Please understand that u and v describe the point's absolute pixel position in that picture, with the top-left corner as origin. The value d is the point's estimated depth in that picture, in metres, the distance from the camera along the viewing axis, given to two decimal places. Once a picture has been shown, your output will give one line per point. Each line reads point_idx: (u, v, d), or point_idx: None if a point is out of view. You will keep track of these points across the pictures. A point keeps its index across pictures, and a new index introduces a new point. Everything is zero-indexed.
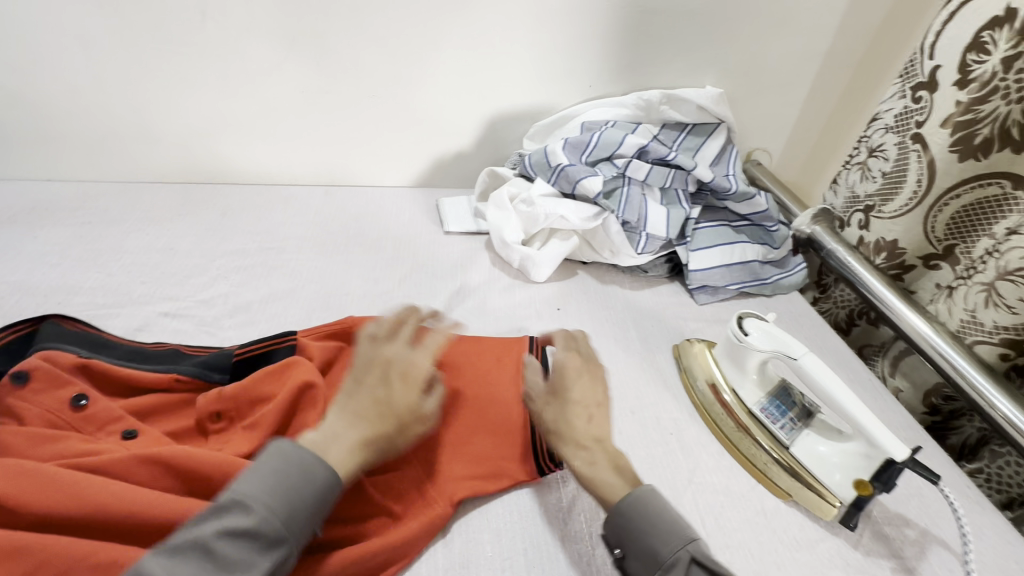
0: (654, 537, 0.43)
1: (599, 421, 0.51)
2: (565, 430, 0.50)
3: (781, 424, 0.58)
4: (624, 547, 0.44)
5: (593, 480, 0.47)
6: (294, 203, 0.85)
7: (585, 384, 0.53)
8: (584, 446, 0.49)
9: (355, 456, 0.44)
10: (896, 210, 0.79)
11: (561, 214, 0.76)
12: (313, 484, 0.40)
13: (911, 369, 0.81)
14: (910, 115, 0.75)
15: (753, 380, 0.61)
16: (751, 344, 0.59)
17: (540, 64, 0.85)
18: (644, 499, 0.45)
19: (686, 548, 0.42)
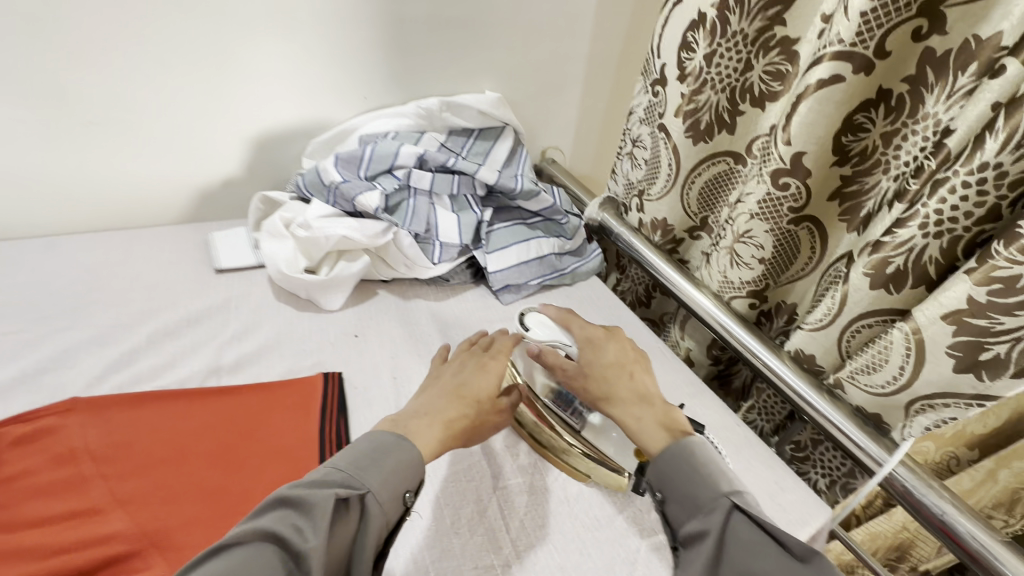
0: (703, 488, 0.47)
1: (640, 376, 0.58)
2: (610, 394, 0.57)
3: (570, 411, 0.62)
4: (665, 490, 0.49)
5: (639, 431, 0.53)
6: (1, 261, 0.68)
7: (612, 353, 0.61)
8: (627, 404, 0.56)
9: (437, 429, 0.50)
10: (659, 192, 0.87)
11: (343, 233, 0.71)
12: (402, 450, 0.46)
13: (694, 329, 0.90)
14: (654, 107, 0.83)
15: (542, 375, 0.65)
16: (536, 340, 0.64)
17: (304, 77, 0.79)
18: (699, 452, 0.49)
19: (726, 495, 0.45)
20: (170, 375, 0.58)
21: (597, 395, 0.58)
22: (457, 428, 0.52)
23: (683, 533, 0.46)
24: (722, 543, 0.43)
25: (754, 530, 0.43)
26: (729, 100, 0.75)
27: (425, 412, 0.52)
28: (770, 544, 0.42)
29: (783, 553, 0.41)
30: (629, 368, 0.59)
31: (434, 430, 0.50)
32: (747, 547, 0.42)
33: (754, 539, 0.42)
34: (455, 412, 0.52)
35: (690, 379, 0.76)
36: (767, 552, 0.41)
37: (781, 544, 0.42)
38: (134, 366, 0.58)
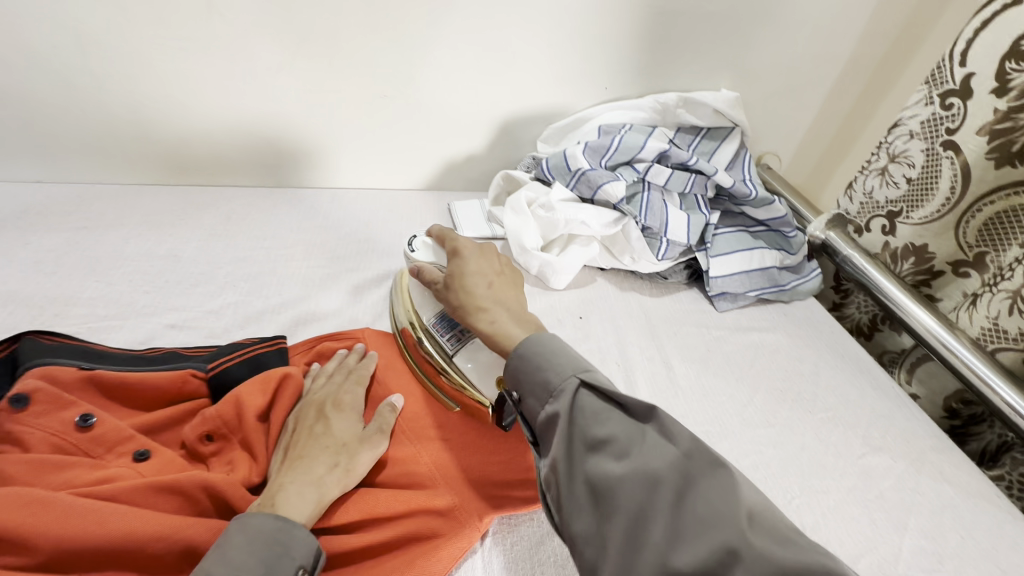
0: (548, 371, 0.45)
1: (500, 287, 0.56)
2: (470, 302, 0.54)
3: (448, 337, 0.57)
4: (520, 390, 0.47)
5: (498, 337, 0.51)
6: (299, 206, 0.81)
7: (480, 259, 0.59)
8: (485, 310, 0.54)
9: (311, 496, 0.43)
10: (925, 216, 0.78)
11: (582, 219, 0.74)
12: (261, 526, 0.38)
13: (929, 375, 0.80)
14: (939, 122, 0.74)
15: (427, 301, 0.60)
16: (417, 258, 0.63)
17: (559, 66, 0.83)
18: (547, 343, 0.48)
19: (574, 374, 0.44)
20: None
21: (458, 303, 0.55)
22: (337, 480, 0.45)
23: (540, 422, 0.44)
24: (571, 423, 0.42)
25: (596, 398, 0.42)
26: None
27: (286, 476, 0.43)
28: (614, 413, 0.41)
29: (624, 415, 0.41)
30: (499, 273, 0.58)
31: (308, 496, 0.43)
32: (593, 415, 0.41)
33: (597, 408, 0.42)
34: (328, 464, 0.45)
35: (935, 431, 0.67)
36: (611, 414, 0.41)
37: (624, 409, 0.42)
38: None
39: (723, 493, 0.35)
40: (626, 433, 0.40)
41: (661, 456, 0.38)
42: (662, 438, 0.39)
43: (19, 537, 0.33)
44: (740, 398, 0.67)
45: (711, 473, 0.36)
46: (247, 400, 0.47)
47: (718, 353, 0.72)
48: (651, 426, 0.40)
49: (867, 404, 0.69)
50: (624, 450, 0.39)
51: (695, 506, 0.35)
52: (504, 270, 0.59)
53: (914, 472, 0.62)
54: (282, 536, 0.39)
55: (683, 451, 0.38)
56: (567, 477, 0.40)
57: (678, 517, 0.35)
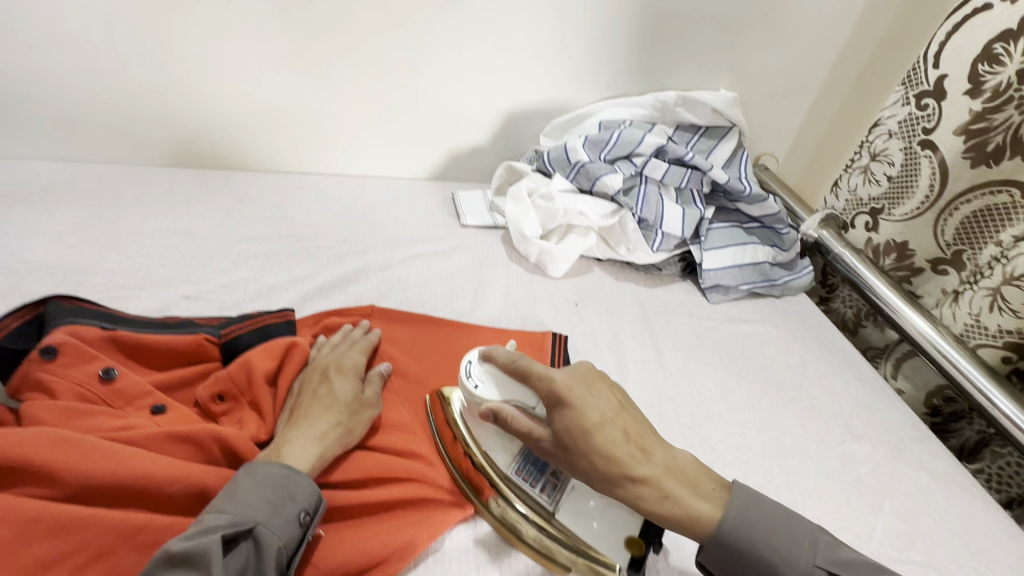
0: (780, 552, 0.42)
1: (637, 433, 0.47)
2: (624, 466, 0.44)
3: (541, 487, 0.47)
4: (737, 573, 0.42)
5: (675, 503, 0.44)
6: (310, 192, 0.84)
7: (596, 401, 0.47)
8: (648, 476, 0.44)
9: (312, 452, 0.45)
10: (906, 213, 0.81)
11: (580, 210, 0.77)
12: (269, 474, 0.41)
13: (914, 370, 0.83)
14: (916, 121, 0.78)
15: (500, 444, 0.48)
16: (484, 398, 0.48)
17: (562, 63, 0.86)
18: (749, 530, 0.43)
19: (814, 557, 0.42)
20: (433, 304, 0.69)
21: (587, 453, 0.44)
22: (338, 438, 0.47)
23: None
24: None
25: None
26: None
27: (292, 431, 0.46)
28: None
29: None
30: (624, 428, 0.46)
31: (312, 450, 0.45)
32: None
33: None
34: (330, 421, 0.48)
35: (915, 422, 0.70)
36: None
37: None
38: (405, 289, 0.70)
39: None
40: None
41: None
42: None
43: (47, 471, 0.36)
44: (727, 384, 0.69)
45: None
46: (255, 363, 0.50)
47: (708, 342, 0.75)
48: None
49: (851, 395, 0.71)
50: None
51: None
52: (622, 404, 0.48)
53: (892, 459, 0.64)
54: (287, 485, 0.41)
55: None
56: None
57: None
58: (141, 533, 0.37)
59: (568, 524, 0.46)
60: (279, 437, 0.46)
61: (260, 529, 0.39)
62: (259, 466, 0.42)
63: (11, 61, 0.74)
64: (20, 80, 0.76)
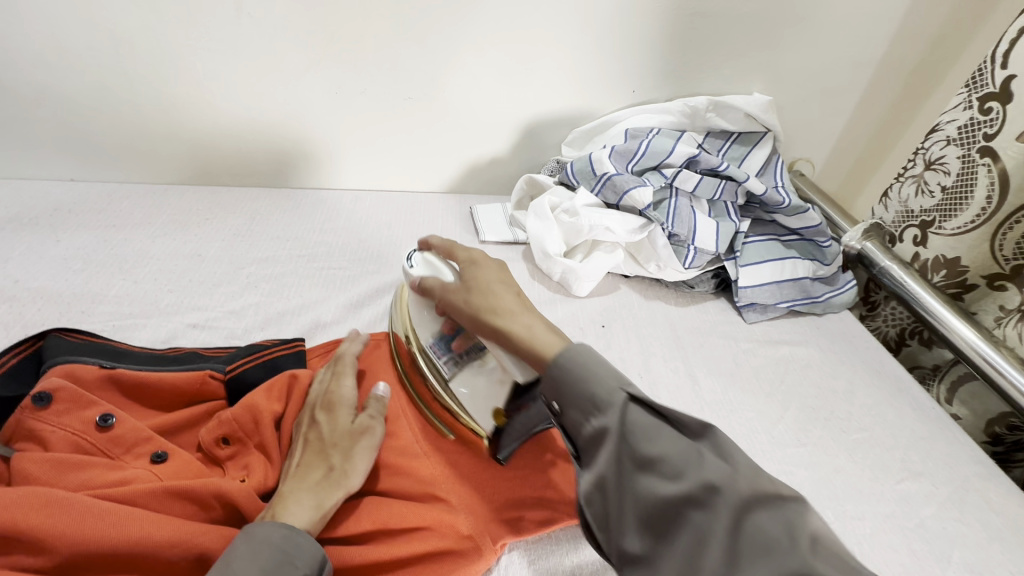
0: (592, 385, 0.40)
1: (525, 298, 0.50)
2: (492, 310, 0.49)
3: (444, 359, 0.53)
4: (560, 400, 0.41)
5: (525, 343, 0.45)
6: (323, 208, 0.81)
7: (490, 266, 0.53)
8: (503, 315, 0.48)
9: (311, 507, 0.42)
10: (958, 226, 0.75)
11: (606, 225, 0.73)
12: (269, 540, 0.37)
13: (971, 395, 0.76)
14: (977, 127, 0.71)
15: (428, 316, 0.55)
16: (419, 276, 0.54)
17: (585, 68, 0.81)
18: (575, 357, 0.42)
19: (622, 388, 0.40)
20: None
21: (477, 307, 0.49)
22: (333, 488, 0.43)
23: (585, 439, 0.40)
24: (624, 438, 0.38)
25: (646, 414, 0.39)
26: None
27: (286, 484, 0.43)
28: (664, 429, 0.38)
29: (676, 434, 0.38)
30: (511, 290, 0.50)
31: (306, 504, 0.42)
32: (643, 431, 0.38)
33: (648, 425, 0.38)
34: (322, 469, 0.44)
35: (980, 457, 0.63)
36: (663, 432, 0.38)
37: (673, 424, 0.38)
38: None
39: (778, 517, 0.33)
40: (681, 451, 0.36)
41: (720, 478, 0.35)
42: (718, 457, 0.36)
43: (36, 539, 0.33)
44: (769, 415, 0.64)
45: (772, 499, 0.34)
46: (256, 406, 0.47)
47: (747, 367, 0.69)
48: (707, 445, 0.37)
49: (907, 426, 0.65)
50: (678, 469, 0.36)
51: (753, 528, 0.33)
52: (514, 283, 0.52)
53: (958, 501, 0.58)
54: (288, 555, 0.37)
55: (738, 468, 0.35)
56: (602, 483, 0.38)
57: (739, 539, 0.33)
58: None
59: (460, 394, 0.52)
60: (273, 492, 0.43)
61: None
62: (256, 525, 0.38)
63: (20, 79, 0.72)
64: (28, 99, 0.74)
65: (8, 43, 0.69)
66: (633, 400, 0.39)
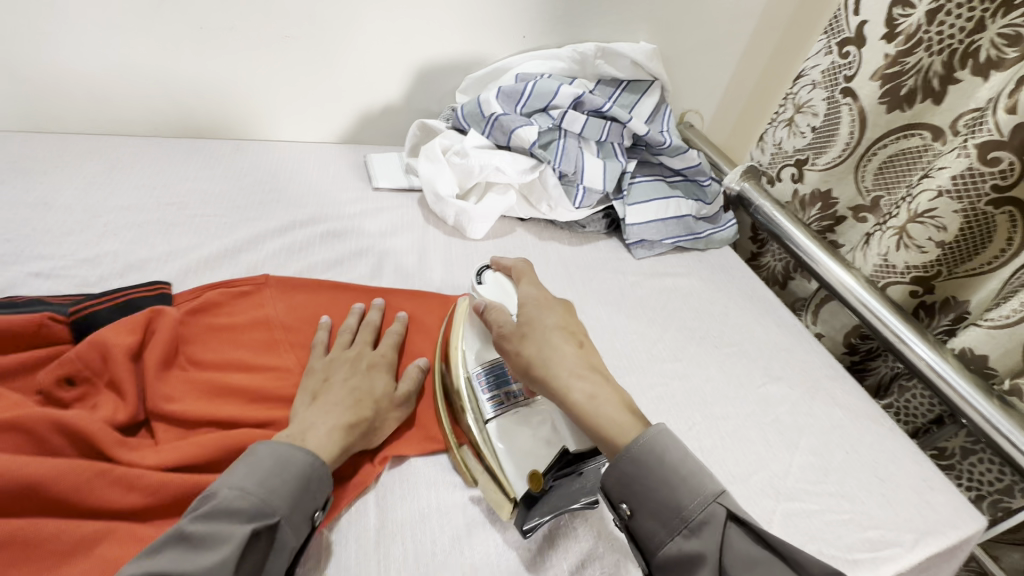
0: (682, 497, 0.39)
1: (586, 351, 0.49)
2: (553, 369, 0.46)
3: (490, 398, 0.48)
4: (633, 502, 0.40)
5: (588, 412, 0.44)
6: (199, 156, 0.75)
7: (562, 313, 0.52)
8: (564, 379, 0.46)
9: (338, 442, 0.42)
10: (829, 162, 0.81)
11: (496, 165, 0.73)
12: (297, 465, 0.39)
13: (832, 314, 0.85)
14: (838, 70, 0.78)
15: (481, 346, 0.51)
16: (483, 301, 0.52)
17: (474, 10, 0.80)
18: (655, 443, 0.41)
19: (718, 501, 0.39)
20: (338, 270, 0.64)
21: (522, 341, 0.48)
22: (359, 437, 0.44)
23: (665, 555, 0.39)
24: (718, 566, 0.37)
25: (750, 541, 0.37)
26: (943, 64, 0.68)
27: (314, 416, 0.44)
28: (775, 563, 0.36)
29: (787, 569, 0.35)
30: (578, 339, 0.50)
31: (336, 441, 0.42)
32: (747, 562, 0.36)
33: (756, 555, 0.36)
34: (355, 416, 0.44)
35: (830, 361, 0.71)
36: (772, 566, 0.36)
37: (792, 564, 0.35)
38: (305, 257, 0.64)
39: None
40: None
41: None
42: None
43: None
44: (651, 337, 0.68)
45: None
46: (106, 343, 0.44)
47: (633, 297, 0.73)
48: None
49: (772, 341, 0.72)
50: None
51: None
52: (581, 342, 0.50)
53: (809, 398, 0.65)
54: (310, 482, 0.39)
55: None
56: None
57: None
58: None
59: (498, 436, 0.46)
60: (299, 419, 0.43)
61: (281, 526, 0.37)
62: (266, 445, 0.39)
63: None
64: None
65: None
66: (731, 517, 0.38)
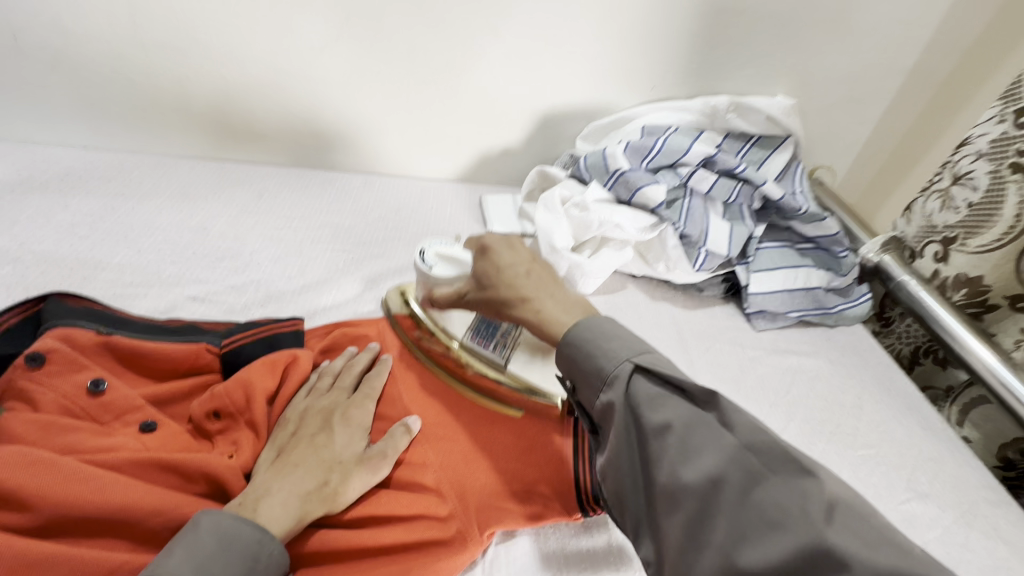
0: (601, 359, 0.39)
1: (542, 272, 0.48)
2: (512, 297, 0.46)
3: (494, 346, 0.54)
4: (573, 378, 0.41)
5: (544, 326, 0.44)
6: (333, 189, 0.80)
7: (510, 253, 0.48)
8: (528, 300, 0.45)
9: (292, 512, 0.40)
10: (982, 244, 0.72)
11: (616, 222, 0.71)
12: (243, 543, 0.35)
13: (985, 417, 0.74)
14: (1011, 141, 0.68)
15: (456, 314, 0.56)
16: (438, 275, 0.53)
17: (605, 62, 0.79)
18: (600, 328, 0.41)
19: (630, 358, 0.38)
20: None
21: (493, 289, 0.47)
22: (320, 502, 0.41)
23: (598, 412, 0.38)
24: (631, 411, 0.37)
25: (655, 386, 0.37)
26: None
27: (276, 478, 0.41)
28: (674, 398, 0.36)
29: (684, 403, 0.36)
30: (529, 269, 0.48)
31: (290, 510, 0.40)
32: (649, 400, 0.36)
33: (657, 394, 0.36)
34: (317, 480, 0.42)
35: (989, 482, 0.61)
36: (669, 400, 0.36)
37: (684, 394, 0.36)
38: None
39: (791, 489, 0.31)
40: (688, 420, 0.35)
41: (721, 452, 0.33)
42: (719, 425, 0.34)
43: (18, 498, 0.33)
44: (772, 424, 0.62)
45: (785, 470, 0.31)
46: (249, 383, 0.46)
47: (752, 375, 0.68)
48: (712, 414, 0.35)
49: (918, 447, 0.63)
50: (683, 443, 0.34)
51: (763, 501, 0.31)
52: (536, 258, 0.50)
53: (964, 525, 0.56)
54: (258, 558, 0.36)
55: (745, 442, 0.33)
56: (618, 465, 0.37)
57: (743, 514, 0.31)
58: None
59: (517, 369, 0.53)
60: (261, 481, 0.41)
61: None
62: (209, 517, 0.35)
63: (37, 45, 0.72)
64: (42, 65, 0.74)
65: (29, 8, 0.69)
66: (642, 372, 0.38)
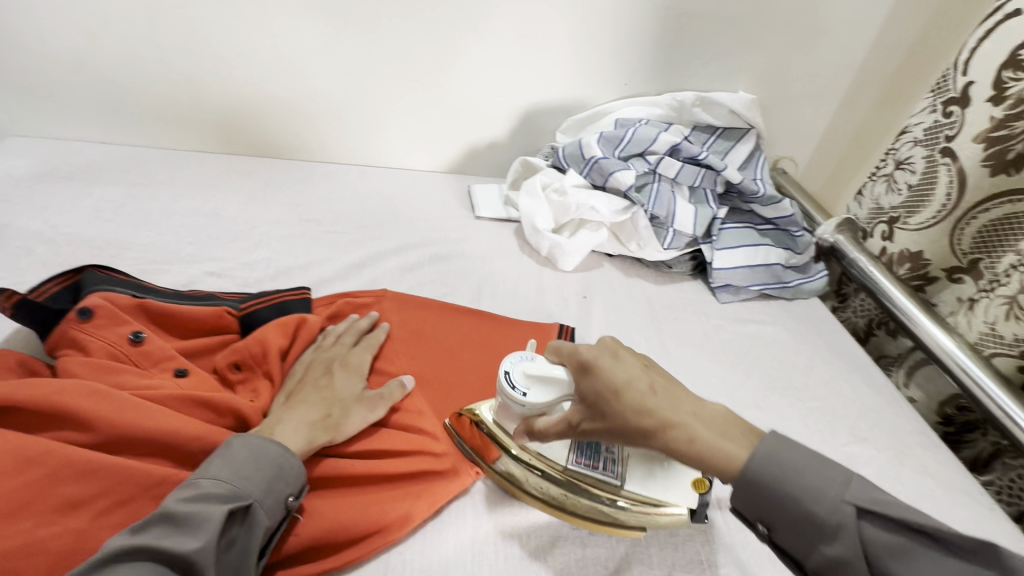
0: (811, 503, 0.37)
1: (668, 386, 0.43)
2: (660, 424, 0.41)
3: (603, 467, 0.46)
4: (767, 521, 0.39)
5: (715, 450, 0.39)
6: (332, 180, 0.87)
7: (624, 365, 0.44)
8: (669, 421, 0.41)
9: (301, 435, 0.46)
10: (920, 223, 0.80)
11: (592, 205, 0.78)
12: (269, 456, 0.42)
13: (927, 378, 0.82)
14: (941, 129, 0.76)
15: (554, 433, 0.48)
16: (536, 402, 0.46)
17: (581, 61, 0.86)
18: (771, 460, 0.38)
19: (846, 500, 0.36)
20: (443, 289, 0.71)
21: (621, 413, 0.42)
22: (323, 430, 0.47)
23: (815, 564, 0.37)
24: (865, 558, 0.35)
25: (891, 533, 0.35)
26: None
27: (289, 411, 0.47)
28: (922, 548, 0.34)
29: (941, 549, 0.34)
30: (653, 383, 0.43)
31: (298, 433, 0.46)
32: (891, 550, 0.35)
33: (900, 543, 0.35)
34: (320, 412, 0.48)
35: (923, 429, 0.69)
36: (920, 552, 0.34)
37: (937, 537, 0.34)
38: (414, 275, 0.72)
39: None
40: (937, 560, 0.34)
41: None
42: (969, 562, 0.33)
43: (80, 419, 0.40)
44: (732, 381, 0.70)
45: None
46: (264, 339, 0.53)
47: (715, 341, 0.75)
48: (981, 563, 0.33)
49: (860, 400, 0.71)
50: None
51: None
52: (647, 364, 0.46)
53: (897, 463, 0.63)
54: (283, 470, 0.42)
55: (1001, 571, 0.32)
56: None
57: None
58: (158, 485, 0.40)
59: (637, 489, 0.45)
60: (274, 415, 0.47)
61: (255, 508, 0.39)
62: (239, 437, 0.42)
63: (59, 48, 0.78)
64: (63, 67, 0.80)
65: (53, 14, 0.75)
66: (866, 512, 0.36)
